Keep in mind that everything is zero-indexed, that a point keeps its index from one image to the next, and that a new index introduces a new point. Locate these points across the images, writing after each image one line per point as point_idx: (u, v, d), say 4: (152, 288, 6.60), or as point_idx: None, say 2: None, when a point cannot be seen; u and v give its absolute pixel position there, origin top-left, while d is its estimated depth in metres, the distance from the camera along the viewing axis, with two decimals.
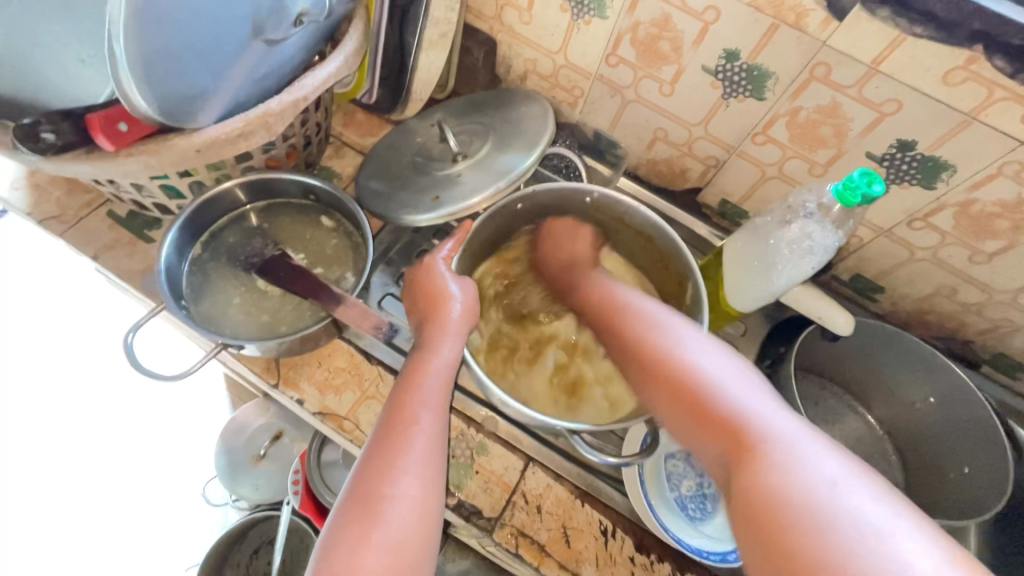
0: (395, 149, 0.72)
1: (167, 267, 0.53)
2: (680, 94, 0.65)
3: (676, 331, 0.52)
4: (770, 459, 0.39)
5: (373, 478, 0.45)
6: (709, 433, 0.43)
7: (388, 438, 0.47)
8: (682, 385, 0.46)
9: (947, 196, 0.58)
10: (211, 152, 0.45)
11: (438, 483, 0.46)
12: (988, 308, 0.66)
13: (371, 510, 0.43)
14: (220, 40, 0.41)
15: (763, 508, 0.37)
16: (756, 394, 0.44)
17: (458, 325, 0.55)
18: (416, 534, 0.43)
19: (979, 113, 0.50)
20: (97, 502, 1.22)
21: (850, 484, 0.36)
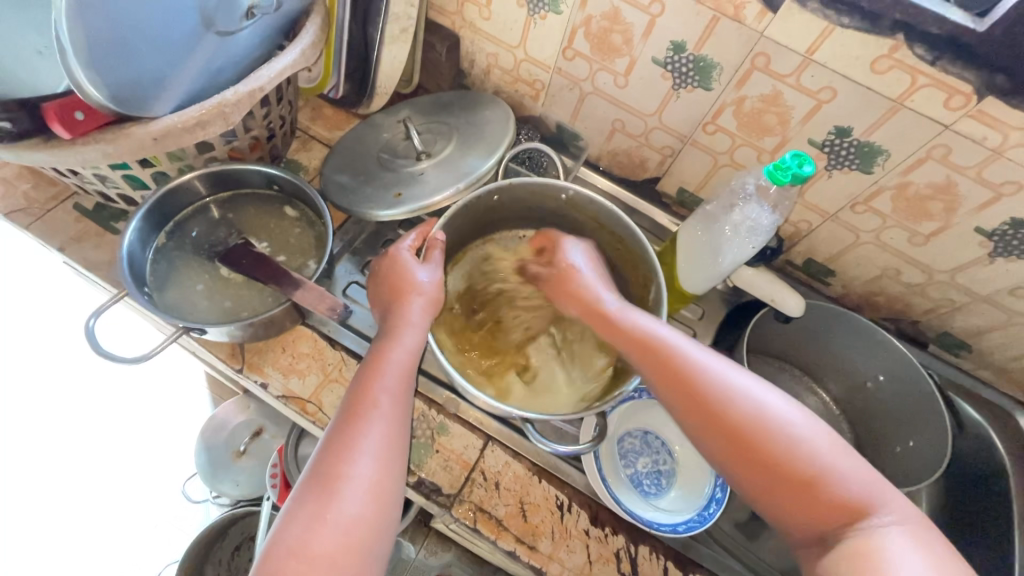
0: (361, 143, 0.73)
1: (130, 254, 0.54)
2: (633, 85, 0.68)
3: (719, 368, 0.50)
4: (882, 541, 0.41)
5: (331, 458, 0.47)
6: (800, 495, 0.45)
7: (346, 424, 0.49)
8: (749, 441, 0.46)
9: (884, 180, 0.61)
10: (168, 141, 0.46)
11: (396, 462, 0.48)
12: (930, 288, 0.69)
13: (327, 490, 0.45)
14: (168, 31, 0.43)
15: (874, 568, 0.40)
16: (842, 454, 0.46)
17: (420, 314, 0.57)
18: (367, 510, 0.45)
19: (906, 99, 0.53)
20: (76, 501, 1.22)
21: (908, 545, 0.41)
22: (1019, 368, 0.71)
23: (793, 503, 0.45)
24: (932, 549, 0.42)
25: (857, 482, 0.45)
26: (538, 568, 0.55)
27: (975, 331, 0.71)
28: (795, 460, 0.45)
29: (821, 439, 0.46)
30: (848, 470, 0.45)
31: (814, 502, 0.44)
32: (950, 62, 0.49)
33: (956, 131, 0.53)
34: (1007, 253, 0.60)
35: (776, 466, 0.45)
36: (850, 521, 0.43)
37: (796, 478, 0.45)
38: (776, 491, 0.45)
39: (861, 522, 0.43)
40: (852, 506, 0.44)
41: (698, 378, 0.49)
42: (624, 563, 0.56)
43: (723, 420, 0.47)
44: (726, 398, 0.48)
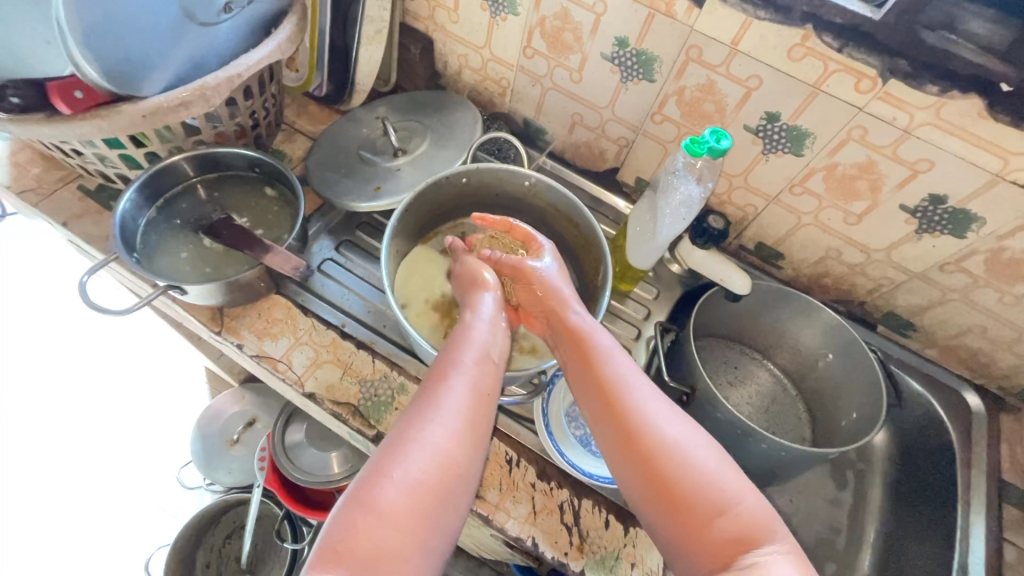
0: (341, 137, 0.78)
1: (123, 222, 0.61)
2: (586, 80, 0.74)
3: (639, 387, 0.51)
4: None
5: (389, 456, 0.46)
6: (708, 531, 0.44)
7: (415, 405, 0.49)
8: (664, 467, 0.46)
9: (814, 162, 0.65)
10: (157, 118, 0.53)
11: (466, 438, 0.48)
12: (869, 267, 0.73)
13: (382, 474, 0.45)
14: (155, 22, 0.50)
15: None
16: (741, 484, 0.47)
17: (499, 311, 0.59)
18: (424, 491, 0.44)
19: (822, 84, 0.58)
20: (77, 486, 1.27)
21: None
22: (960, 345, 0.74)
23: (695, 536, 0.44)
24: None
25: (761, 520, 0.45)
26: (484, 515, 0.58)
27: (916, 309, 0.74)
28: (704, 490, 0.45)
29: (728, 474, 0.47)
30: (744, 500, 0.46)
31: (710, 530, 0.44)
32: (855, 48, 0.54)
33: (869, 112, 0.58)
34: (931, 229, 0.64)
35: (679, 492, 0.45)
36: (748, 559, 0.43)
37: (706, 517, 0.45)
38: (683, 523, 0.45)
39: (759, 562, 0.43)
40: (746, 535, 0.44)
41: (616, 391, 0.50)
42: (567, 515, 0.60)
43: (641, 443, 0.48)
44: (644, 420, 0.49)
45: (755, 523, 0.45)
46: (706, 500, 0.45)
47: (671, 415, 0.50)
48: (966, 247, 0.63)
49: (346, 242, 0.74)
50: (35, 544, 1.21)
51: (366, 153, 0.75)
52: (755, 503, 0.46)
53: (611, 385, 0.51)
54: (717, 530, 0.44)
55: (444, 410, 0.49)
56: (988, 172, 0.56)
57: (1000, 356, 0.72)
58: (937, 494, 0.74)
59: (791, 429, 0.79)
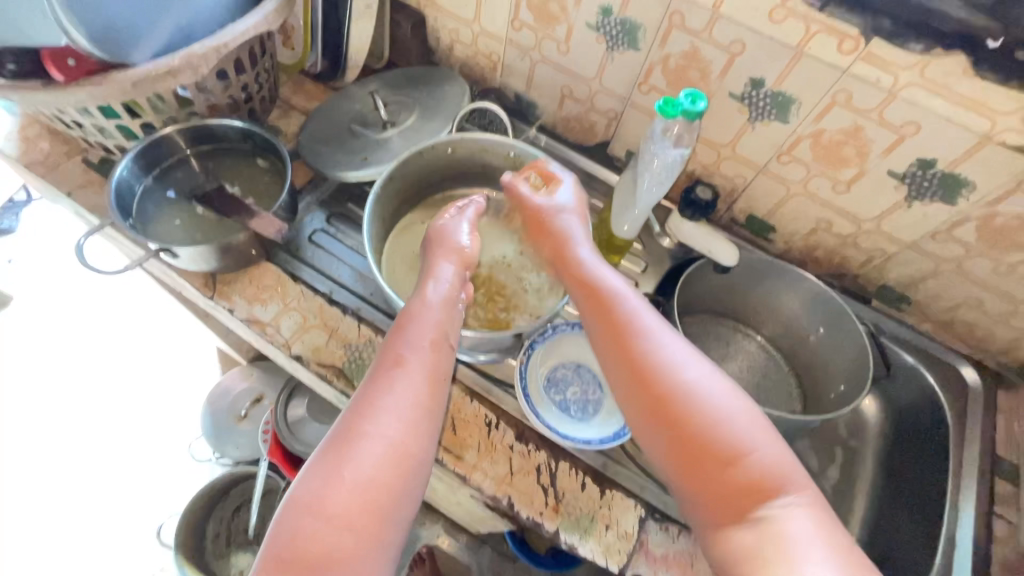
0: (334, 112, 0.80)
1: (119, 191, 0.63)
2: (574, 51, 0.74)
3: (662, 336, 0.51)
4: (781, 528, 0.43)
5: (332, 458, 0.47)
6: (720, 477, 0.46)
7: (360, 399, 0.50)
8: (679, 416, 0.47)
9: (800, 129, 0.64)
10: (146, 86, 0.55)
11: (418, 431, 0.50)
12: (861, 238, 0.72)
13: (331, 477, 0.46)
14: None
15: (775, 550, 0.42)
16: (765, 438, 0.47)
17: (447, 273, 0.60)
18: (375, 489, 0.46)
19: (804, 47, 0.57)
20: (93, 457, 1.32)
21: (812, 532, 0.44)
22: (956, 319, 0.73)
23: (708, 485, 0.46)
24: (835, 538, 0.44)
25: (774, 465, 0.46)
26: (462, 475, 0.60)
27: (910, 281, 0.73)
28: (717, 436, 0.47)
29: (747, 420, 0.48)
30: (769, 454, 0.47)
31: (731, 482, 0.46)
32: (836, 8, 0.53)
33: (852, 75, 0.57)
34: (921, 196, 0.63)
35: (704, 446, 0.46)
36: (759, 506, 0.45)
37: (720, 463, 0.46)
38: (697, 470, 0.46)
39: (776, 512, 0.44)
40: (767, 487, 0.45)
41: (637, 342, 0.51)
42: (544, 476, 0.61)
43: (658, 391, 0.49)
44: (659, 366, 0.49)
45: (777, 476, 0.46)
46: (727, 450, 0.46)
47: (697, 365, 0.50)
48: (957, 214, 0.62)
49: (337, 215, 0.76)
50: (54, 510, 1.27)
51: (356, 126, 0.76)
52: (780, 457, 0.47)
53: (629, 332, 0.52)
54: (737, 480, 0.46)
55: (382, 397, 0.50)
56: (976, 134, 0.55)
57: (996, 329, 0.71)
58: (929, 469, 0.73)
59: (782, 402, 0.78)
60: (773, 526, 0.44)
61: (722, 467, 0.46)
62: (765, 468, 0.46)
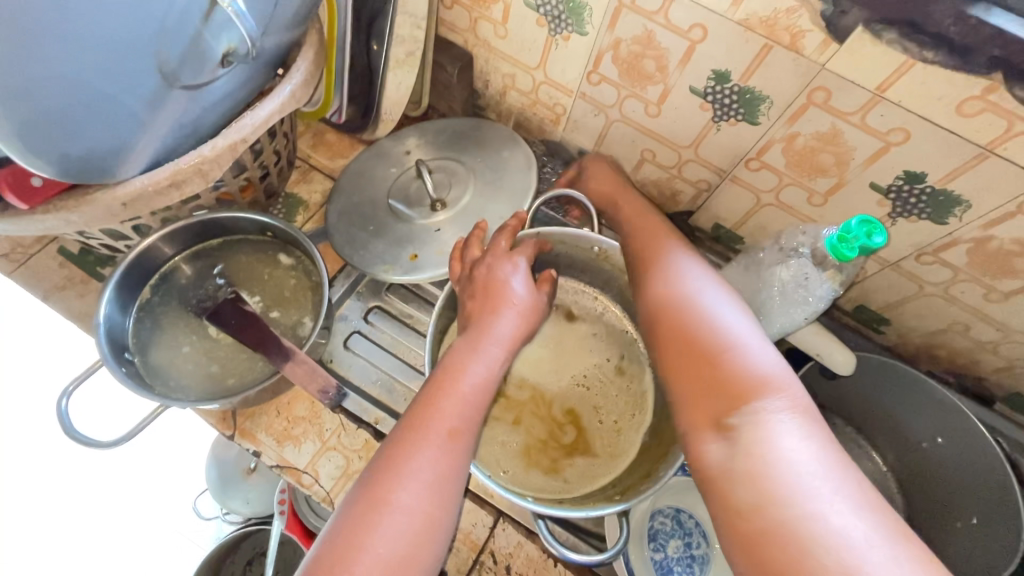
0: (367, 181, 0.66)
1: (108, 315, 0.50)
2: (666, 115, 0.60)
3: (681, 267, 0.50)
4: (759, 436, 0.37)
5: (347, 531, 0.40)
6: (702, 390, 0.41)
7: (392, 448, 0.43)
8: (669, 326, 0.45)
9: (960, 232, 0.52)
10: (140, 205, 0.42)
11: (442, 496, 0.42)
12: (1003, 347, 0.60)
13: (352, 552, 0.39)
14: (122, 103, 0.39)
15: (749, 458, 0.37)
16: (764, 346, 0.42)
17: (509, 328, 0.51)
18: (406, 562, 0.39)
19: (997, 147, 0.45)
20: (98, 512, 1.24)
21: (800, 445, 0.36)
22: None
23: (688, 385, 0.42)
24: (832, 462, 0.36)
25: (760, 369, 0.40)
26: None
27: None
28: (711, 346, 0.42)
29: (745, 328, 0.43)
30: (762, 355, 0.41)
31: (715, 386, 0.41)
32: None
33: None
34: None
35: (694, 351, 0.43)
36: (737, 409, 0.39)
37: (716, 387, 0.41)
38: (680, 371, 0.43)
39: (750, 415, 0.38)
40: (745, 392, 0.40)
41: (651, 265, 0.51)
42: None
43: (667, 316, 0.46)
44: (664, 278, 0.49)
45: (768, 380, 0.40)
46: (711, 346, 0.42)
47: (705, 284, 0.47)
48: None
49: (375, 310, 0.63)
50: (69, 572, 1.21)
51: (398, 205, 0.63)
52: (780, 371, 0.41)
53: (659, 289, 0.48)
54: (716, 378, 0.41)
55: (412, 432, 0.44)
56: None
57: None
58: None
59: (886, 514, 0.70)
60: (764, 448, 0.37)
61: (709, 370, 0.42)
62: (762, 375, 0.40)
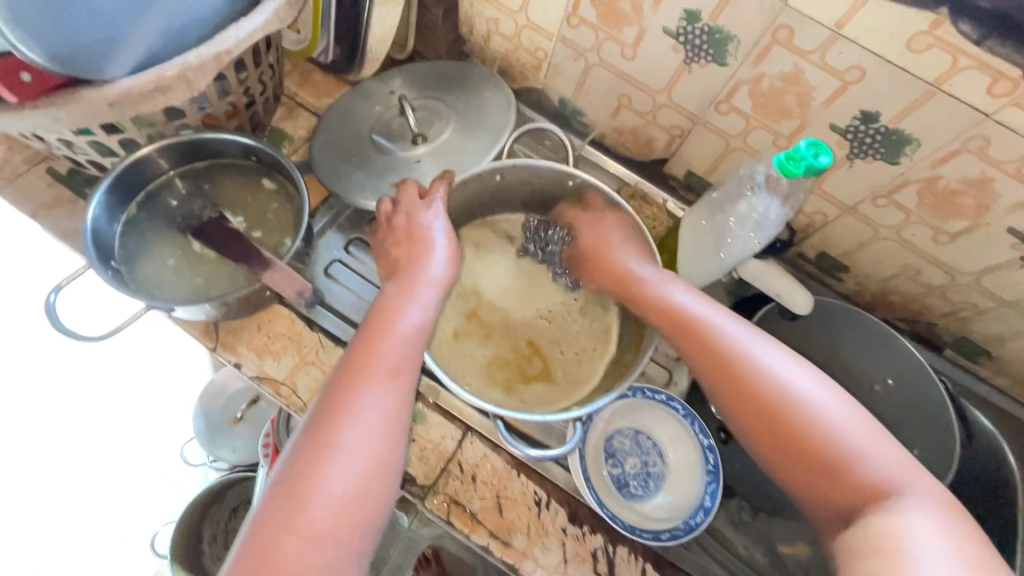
0: (351, 115, 0.67)
1: (95, 223, 0.52)
2: (642, 58, 0.62)
3: (736, 326, 0.49)
4: (902, 538, 0.37)
5: (302, 467, 0.41)
6: (808, 457, 0.43)
7: (336, 397, 0.44)
8: (754, 393, 0.46)
9: (911, 172, 0.55)
10: (126, 106, 0.43)
11: (393, 439, 0.44)
12: (950, 290, 0.64)
13: (305, 489, 0.40)
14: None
15: (899, 553, 0.37)
16: (829, 392, 0.45)
17: (438, 279, 0.53)
18: (360, 500, 0.41)
19: (944, 83, 0.47)
20: (80, 460, 1.24)
21: (947, 545, 0.37)
22: None
23: (768, 434, 0.45)
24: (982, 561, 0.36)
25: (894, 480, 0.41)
26: (511, 564, 0.54)
27: (997, 337, 0.66)
28: (783, 400, 0.45)
29: (835, 401, 0.45)
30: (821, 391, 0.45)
31: (790, 446, 0.44)
32: (999, 42, 0.43)
33: (997, 121, 0.47)
34: None
35: (781, 432, 0.44)
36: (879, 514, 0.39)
37: (775, 409, 0.45)
38: (764, 431, 0.45)
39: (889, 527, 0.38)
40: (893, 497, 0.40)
41: (700, 321, 0.50)
42: (600, 564, 0.54)
43: (690, 334, 0.50)
44: (738, 354, 0.47)
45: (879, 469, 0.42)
46: (826, 436, 0.43)
47: (766, 339, 0.48)
48: None
49: (356, 241, 0.65)
50: (52, 513, 1.22)
51: (379, 138, 0.65)
52: (895, 457, 0.43)
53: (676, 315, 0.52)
54: (857, 487, 0.41)
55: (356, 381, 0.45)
56: None
57: None
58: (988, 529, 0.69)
59: None
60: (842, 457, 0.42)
61: (783, 438, 0.44)
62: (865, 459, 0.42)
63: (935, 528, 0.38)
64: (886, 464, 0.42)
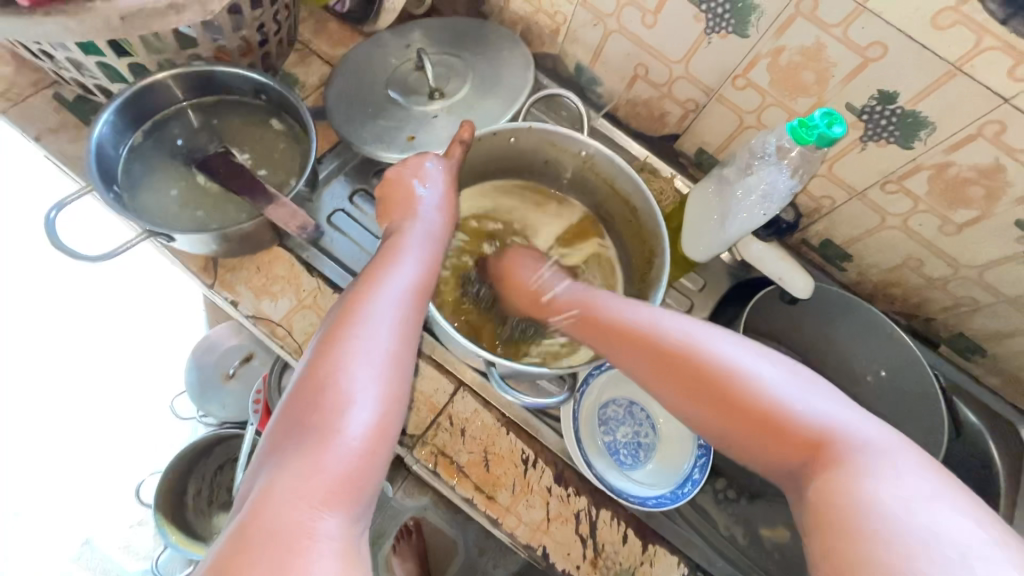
0: (367, 65, 0.66)
1: (100, 146, 0.52)
2: (662, 26, 0.61)
3: (660, 318, 0.47)
4: (864, 495, 0.34)
5: (313, 392, 0.41)
6: (763, 429, 0.40)
7: (339, 326, 0.44)
8: (694, 374, 0.43)
9: (923, 158, 0.55)
10: (138, 22, 0.43)
11: (404, 357, 0.44)
12: (952, 283, 0.64)
13: (316, 420, 0.40)
14: None
15: (859, 514, 0.33)
16: (766, 363, 0.42)
17: (420, 234, 0.53)
18: (378, 421, 0.41)
19: (965, 64, 0.47)
20: (57, 414, 1.20)
21: (919, 503, 0.33)
22: None
23: (716, 411, 0.42)
24: (952, 508, 0.33)
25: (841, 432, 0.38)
26: (494, 518, 0.54)
27: (993, 335, 0.66)
28: (722, 376, 0.42)
29: (777, 371, 0.42)
30: (763, 367, 0.42)
31: (746, 418, 0.41)
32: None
33: (1015, 106, 0.47)
34: None
35: (731, 406, 0.41)
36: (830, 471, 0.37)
37: (717, 383, 0.42)
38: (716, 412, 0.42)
39: (850, 483, 0.35)
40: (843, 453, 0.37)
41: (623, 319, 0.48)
42: (583, 525, 0.55)
43: (621, 335, 0.47)
44: (666, 347, 0.44)
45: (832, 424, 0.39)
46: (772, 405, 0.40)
47: (700, 326, 0.46)
48: None
49: (362, 192, 0.64)
50: (32, 452, 1.18)
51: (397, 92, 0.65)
52: (845, 414, 0.40)
53: (597, 313, 0.50)
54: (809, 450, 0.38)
55: (351, 317, 0.44)
56: None
57: None
58: None
59: None
60: (785, 414, 0.40)
61: (737, 410, 0.41)
62: (814, 416, 0.39)
63: (908, 480, 0.35)
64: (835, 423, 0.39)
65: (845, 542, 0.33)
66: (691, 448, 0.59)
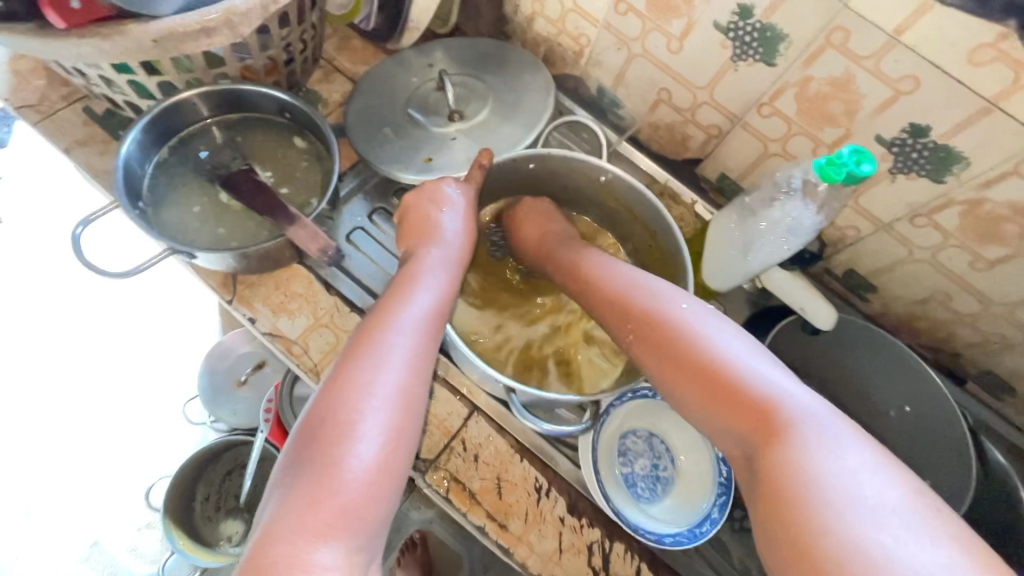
0: (389, 85, 0.67)
1: (128, 163, 0.53)
2: (687, 52, 0.61)
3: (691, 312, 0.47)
4: (820, 487, 0.35)
5: (328, 404, 0.41)
6: (734, 415, 0.41)
7: (359, 345, 0.45)
8: (680, 357, 0.44)
9: (954, 192, 0.54)
10: (169, 45, 0.43)
11: (418, 377, 0.45)
12: (981, 319, 0.62)
13: (331, 442, 0.40)
14: None
15: (801, 502, 0.35)
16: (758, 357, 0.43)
17: (439, 260, 0.54)
18: (393, 447, 0.41)
19: (1001, 100, 0.46)
20: (71, 413, 1.21)
21: (882, 508, 0.33)
22: None
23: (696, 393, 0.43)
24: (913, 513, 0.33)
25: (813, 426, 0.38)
26: (505, 547, 0.53)
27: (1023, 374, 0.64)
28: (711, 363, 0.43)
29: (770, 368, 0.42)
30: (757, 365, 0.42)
31: (729, 405, 0.41)
32: None
33: None
34: None
35: (717, 390, 0.42)
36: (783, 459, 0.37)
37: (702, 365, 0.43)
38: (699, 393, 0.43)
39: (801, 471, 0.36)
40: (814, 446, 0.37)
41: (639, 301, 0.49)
42: (595, 558, 0.54)
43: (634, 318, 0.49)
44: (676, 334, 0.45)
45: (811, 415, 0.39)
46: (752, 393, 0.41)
47: (712, 319, 0.46)
48: None
49: (381, 211, 0.64)
50: (46, 451, 1.19)
51: (417, 112, 0.65)
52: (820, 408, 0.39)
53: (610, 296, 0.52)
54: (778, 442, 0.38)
55: (373, 331, 0.45)
56: None
57: None
58: None
59: None
60: (769, 402, 0.40)
61: (722, 392, 0.42)
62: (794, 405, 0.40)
63: (852, 458, 0.36)
64: (787, 396, 0.40)
65: (788, 526, 0.34)
66: (711, 483, 0.57)
